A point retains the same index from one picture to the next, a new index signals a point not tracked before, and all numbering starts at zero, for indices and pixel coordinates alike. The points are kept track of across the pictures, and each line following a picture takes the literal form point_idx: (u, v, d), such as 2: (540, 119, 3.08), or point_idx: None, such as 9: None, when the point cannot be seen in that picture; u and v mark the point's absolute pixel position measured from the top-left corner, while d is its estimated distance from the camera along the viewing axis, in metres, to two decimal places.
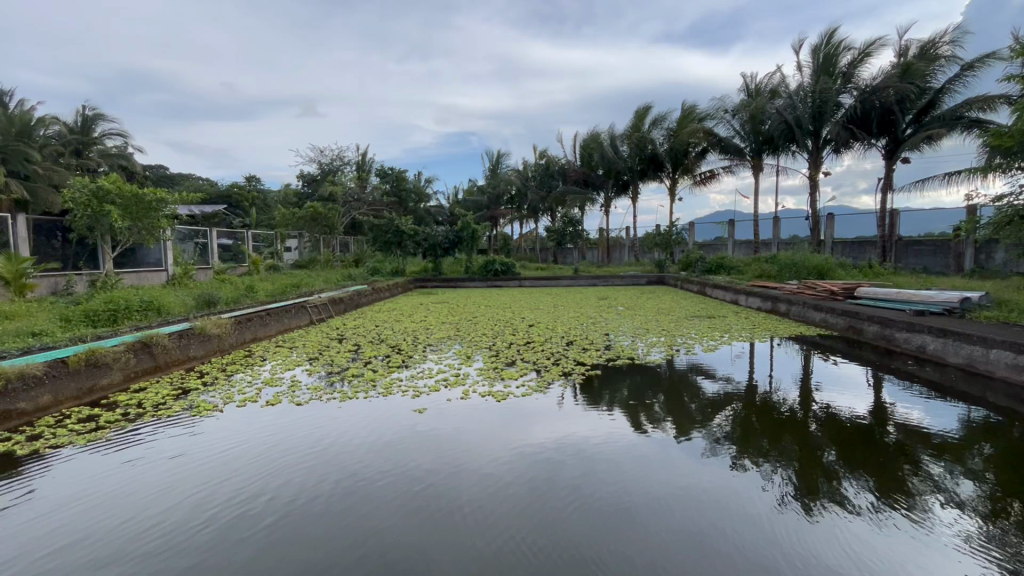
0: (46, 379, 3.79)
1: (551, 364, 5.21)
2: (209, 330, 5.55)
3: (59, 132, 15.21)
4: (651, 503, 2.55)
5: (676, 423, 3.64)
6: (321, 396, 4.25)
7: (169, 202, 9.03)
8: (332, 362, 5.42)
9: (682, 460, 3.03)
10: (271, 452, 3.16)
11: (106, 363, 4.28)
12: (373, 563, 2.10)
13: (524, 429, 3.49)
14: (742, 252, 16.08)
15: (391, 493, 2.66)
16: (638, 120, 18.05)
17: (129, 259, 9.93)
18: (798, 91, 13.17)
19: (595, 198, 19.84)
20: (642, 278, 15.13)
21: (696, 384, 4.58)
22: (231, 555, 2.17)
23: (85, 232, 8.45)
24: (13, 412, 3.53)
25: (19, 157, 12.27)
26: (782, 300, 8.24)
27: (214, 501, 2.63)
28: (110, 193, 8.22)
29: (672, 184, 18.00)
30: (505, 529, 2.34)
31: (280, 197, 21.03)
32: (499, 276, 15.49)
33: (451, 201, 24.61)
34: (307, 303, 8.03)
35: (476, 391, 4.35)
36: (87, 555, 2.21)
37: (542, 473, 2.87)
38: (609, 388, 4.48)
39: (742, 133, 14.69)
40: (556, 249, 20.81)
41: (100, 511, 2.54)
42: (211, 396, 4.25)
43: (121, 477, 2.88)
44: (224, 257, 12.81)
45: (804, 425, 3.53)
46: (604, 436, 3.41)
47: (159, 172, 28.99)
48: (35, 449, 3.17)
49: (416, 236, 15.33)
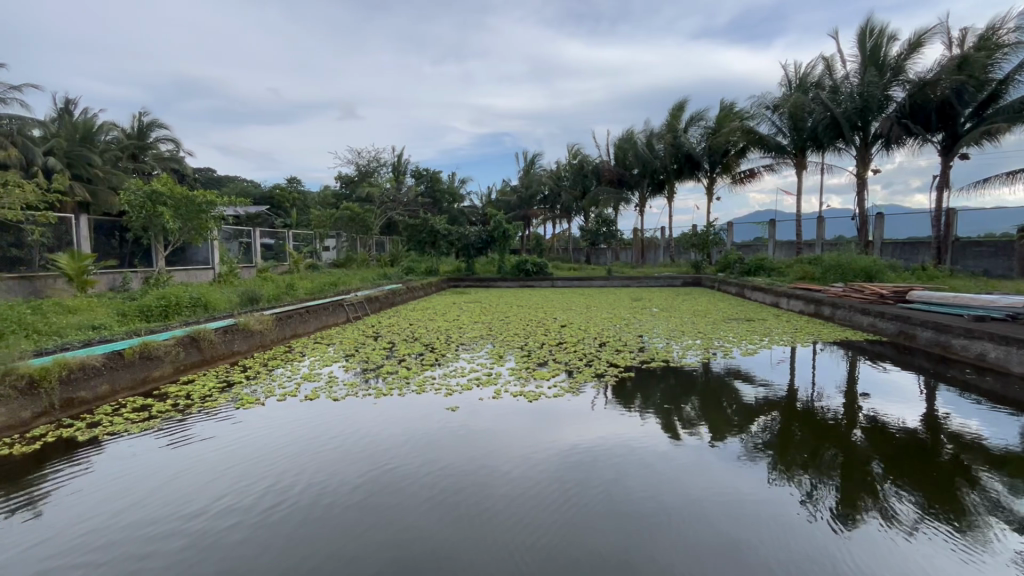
0: (105, 370, 4.04)
1: (584, 366, 5.18)
2: (252, 326, 5.77)
3: (118, 137, 16.16)
4: (685, 509, 2.50)
5: (712, 428, 3.55)
6: (357, 392, 4.34)
7: (216, 204, 9.41)
8: (367, 359, 5.55)
9: (717, 467, 2.94)
10: (308, 444, 3.26)
11: (158, 355, 4.51)
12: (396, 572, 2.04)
13: (556, 430, 3.48)
14: (784, 253, 15.53)
15: (423, 489, 2.69)
16: (674, 119, 17.72)
17: (180, 257, 10.43)
18: (845, 85, 12.62)
19: (630, 198, 19.54)
20: (678, 279, 14.84)
21: (733, 388, 4.47)
22: (262, 550, 2.20)
23: (140, 231, 8.95)
24: (75, 400, 3.78)
25: (82, 161, 13.15)
26: (826, 303, 7.92)
27: (245, 494, 2.66)
28: (163, 195, 8.68)
29: (709, 184, 17.58)
30: (532, 540, 2.26)
31: (320, 198, 21.67)
32: (532, 276, 15.47)
33: (485, 202, 24.79)
34: (344, 301, 8.23)
35: (508, 391, 4.36)
36: (126, 541, 2.27)
37: (572, 480, 2.80)
38: (641, 390, 4.41)
39: (785, 130, 14.15)
40: (589, 249, 20.58)
41: (137, 499, 2.60)
42: (254, 389, 4.42)
43: (167, 461, 3.02)
44: (266, 256, 13.30)
45: (848, 435, 3.37)
46: (636, 439, 3.36)
47: (206, 173, 30.39)
48: (95, 435, 3.37)
49: (450, 235, 15.50)
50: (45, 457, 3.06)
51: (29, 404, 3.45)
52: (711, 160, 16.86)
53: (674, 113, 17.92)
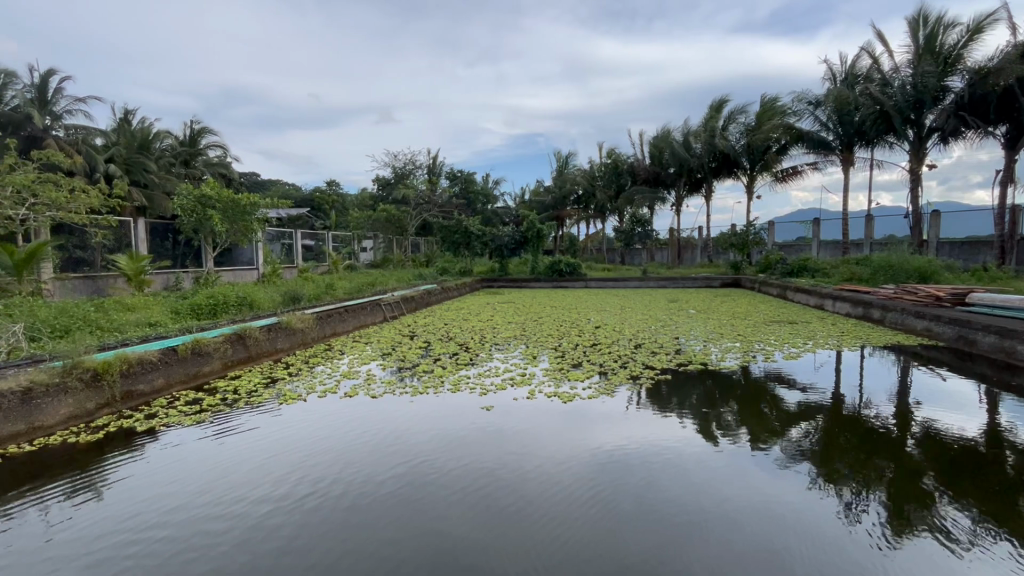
0: (160, 364, 4.26)
1: (619, 367, 5.12)
2: (295, 324, 5.98)
3: (172, 144, 17.05)
4: (722, 517, 2.43)
5: (751, 434, 3.45)
6: (394, 389, 4.45)
7: (260, 206, 9.78)
8: (403, 358, 5.65)
9: (759, 474, 2.85)
10: (346, 439, 3.34)
11: (208, 352, 4.74)
12: (428, 570, 2.04)
13: (590, 432, 3.45)
14: (829, 254, 14.90)
15: (455, 487, 2.72)
16: (712, 116, 17.30)
17: (227, 258, 10.91)
18: (896, 77, 12.04)
19: (666, 197, 19.17)
20: (715, 280, 14.46)
21: (775, 392, 4.32)
22: (299, 540, 2.26)
23: (191, 233, 9.43)
24: (134, 392, 4.00)
25: (140, 168, 14.10)
26: (875, 305, 7.55)
27: (285, 485, 2.76)
28: (212, 199, 9.11)
29: (749, 182, 17.06)
30: (565, 543, 2.23)
31: (358, 200, 22.20)
32: (565, 276, 15.38)
33: (519, 202, 24.81)
34: (381, 301, 8.42)
35: (543, 391, 4.36)
36: (176, 526, 2.38)
37: (605, 485, 2.75)
38: (678, 394, 4.32)
39: (831, 125, 13.53)
40: (623, 250, 20.27)
41: (185, 487, 2.73)
42: (296, 385, 4.59)
43: (215, 452, 3.17)
44: (307, 257, 13.74)
45: (900, 445, 3.20)
46: (673, 443, 3.29)
47: (252, 177, 31.71)
48: (152, 426, 3.57)
49: (484, 236, 15.61)
50: (108, 445, 3.26)
51: (94, 395, 3.69)
52: (752, 157, 16.34)
53: (713, 110, 17.48)
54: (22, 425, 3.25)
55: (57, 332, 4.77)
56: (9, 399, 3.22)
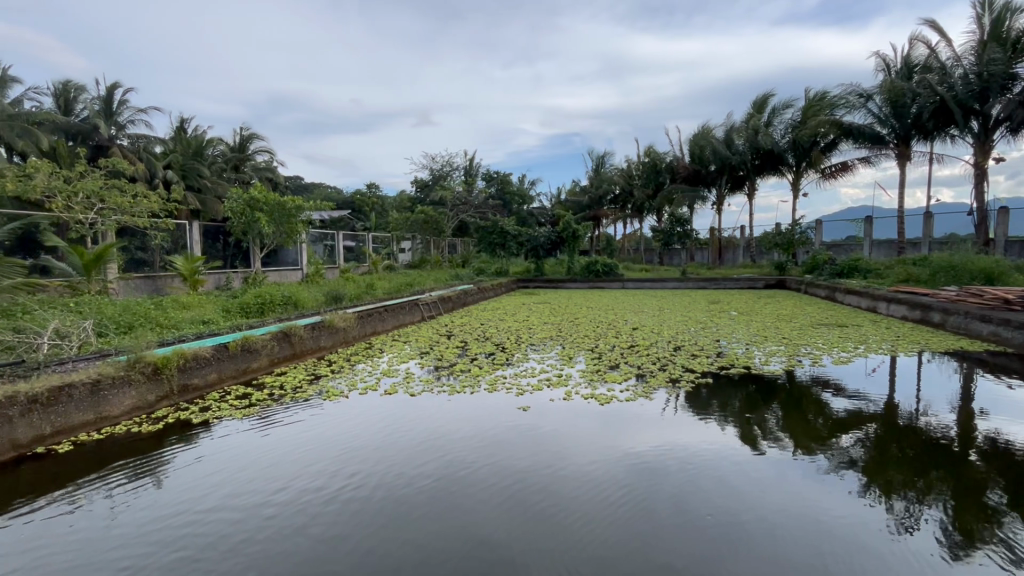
0: (213, 360, 4.48)
1: (657, 370, 5.02)
2: (337, 323, 6.16)
3: (223, 151, 17.92)
4: (763, 526, 2.35)
5: (797, 440, 3.31)
6: (432, 388, 4.52)
7: (304, 209, 10.14)
8: (440, 357, 5.73)
9: (804, 482, 2.73)
10: (384, 436, 3.41)
11: (256, 349, 4.95)
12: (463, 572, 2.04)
13: (628, 435, 3.40)
14: (883, 254, 14.15)
15: (490, 487, 2.73)
16: (755, 112, 16.75)
17: (273, 259, 11.36)
18: (957, 66, 11.33)
19: (707, 195, 18.67)
20: (758, 282, 13.97)
21: (822, 398, 4.14)
22: (339, 530, 2.34)
23: (241, 235, 9.86)
24: (190, 386, 4.22)
25: (194, 173, 14.88)
26: (935, 308, 7.11)
27: (327, 478, 2.84)
28: (260, 202, 9.51)
29: (795, 180, 16.40)
30: (601, 549, 2.19)
31: (396, 202, 22.65)
32: (601, 277, 15.22)
33: (555, 203, 24.73)
34: (419, 301, 8.58)
35: (579, 393, 4.33)
36: (225, 514, 2.49)
37: (642, 491, 2.68)
38: (719, 398, 4.20)
39: (886, 117, 12.73)
40: (661, 250, 19.87)
41: (235, 477, 2.86)
42: (338, 382, 4.73)
43: (263, 444, 3.30)
44: (348, 258, 14.14)
45: (961, 457, 3.01)
46: (712, 449, 3.20)
47: (297, 181, 32.93)
48: (206, 418, 3.75)
49: (520, 237, 15.63)
50: (166, 435, 3.46)
51: (154, 388, 3.92)
52: (798, 153, 15.71)
53: (756, 106, 16.92)
54: (91, 415, 3.48)
55: (121, 328, 5.09)
56: (80, 389, 3.46)
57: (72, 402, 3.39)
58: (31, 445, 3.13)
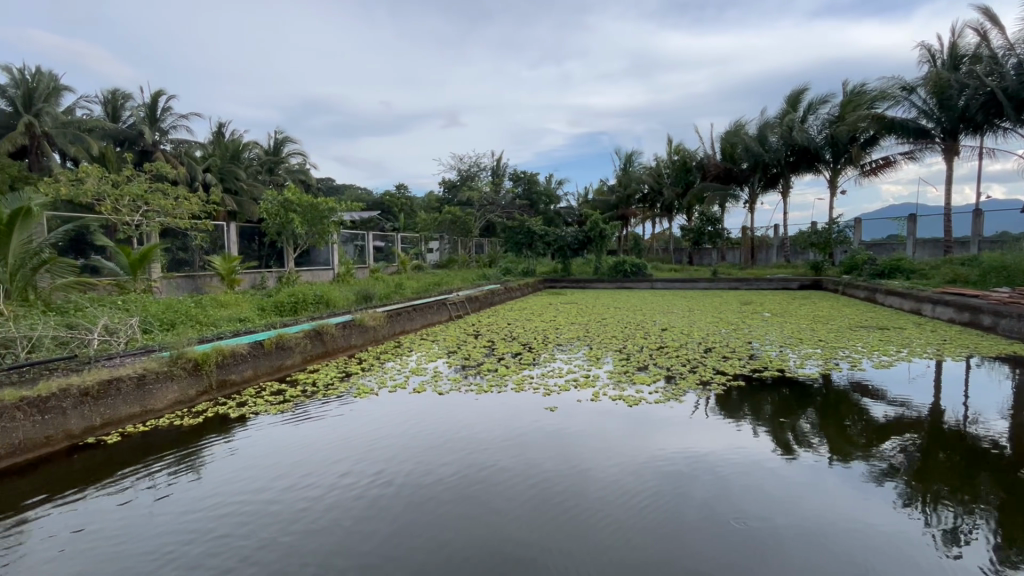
0: (250, 356, 4.63)
1: (687, 372, 4.93)
2: (367, 322, 6.28)
3: (259, 154, 18.51)
4: (797, 533, 2.28)
5: (833, 446, 3.20)
6: (460, 387, 4.55)
7: (336, 211, 10.38)
8: (468, 356, 5.77)
9: (840, 490, 2.64)
10: (411, 433, 3.46)
11: (290, 346, 5.08)
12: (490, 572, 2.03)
13: (657, 437, 3.35)
14: (928, 254, 13.52)
15: (516, 485, 2.73)
16: (790, 108, 16.27)
17: (306, 259, 11.65)
18: (1009, 55, 10.74)
19: (739, 194, 18.23)
20: (793, 282, 13.55)
21: (860, 404, 3.98)
22: (367, 524, 2.38)
23: (275, 236, 10.17)
24: (227, 381, 4.37)
25: (232, 176, 15.48)
26: (985, 311, 6.76)
27: (355, 472, 2.90)
28: (294, 204, 9.79)
29: (832, 177, 15.84)
30: (629, 553, 2.16)
31: (425, 203, 22.92)
32: (630, 277, 15.06)
33: (582, 202, 24.61)
34: (447, 301, 8.67)
35: (607, 394, 4.29)
36: (261, 504, 2.57)
37: (671, 496, 2.63)
38: (751, 402, 4.10)
39: (931, 110, 12.23)
40: (692, 250, 19.51)
41: (269, 468, 2.95)
42: (368, 380, 4.82)
43: (296, 438, 3.40)
44: (378, 258, 14.40)
45: (1013, 467, 2.84)
46: (744, 453, 3.12)
47: (328, 182, 33.74)
48: (242, 413, 3.88)
49: (547, 237, 15.61)
50: (206, 428, 3.59)
51: (194, 382, 4.08)
52: (835, 149, 15.18)
53: (791, 101, 16.43)
54: (136, 407, 3.65)
55: (165, 325, 5.32)
56: (127, 382, 3.63)
57: (119, 395, 3.56)
58: (82, 435, 3.30)
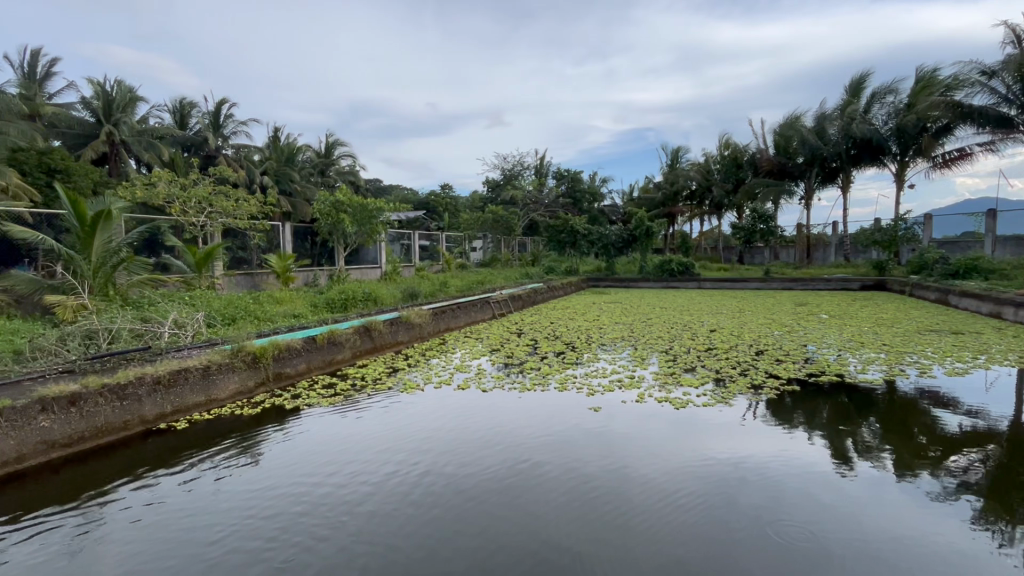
0: (303, 351, 4.83)
1: (737, 375, 4.76)
2: (413, 319, 6.43)
3: (312, 157, 19.28)
4: (856, 549, 2.15)
5: (899, 459, 2.99)
6: (504, 384, 4.59)
7: (384, 211, 10.67)
8: (511, 354, 5.80)
9: (904, 505, 2.47)
10: (455, 429, 3.52)
11: (341, 342, 5.27)
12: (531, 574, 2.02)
13: (704, 442, 3.25)
14: (1009, 252, 12.43)
15: (558, 485, 2.73)
16: (852, 97, 15.34)
17: (355, 258, 12.05)
18: None
19: (794, 189, 17.39)
20: (854, 283, 12.79)
21: (929, 414, 3.71)
22: (410, 517, 2.43)
23: (327, 235, 10.58)
24: (283, 374, 4.59)
25: (287, 178, 16.28)
26: None
27: (400, 466, 2.97)
28: (344, 204, 10.15)
29: (899, 170, 14.84)
30: (674, 560, 2.10)
31: (469, 202, 23.19)
32: (677, 276, 14.67)
33: (627, 200, 24.17)
34: (491, 299, 8.75)
35: (653, 395, 4.20)
36: (312, 492, 2.69)
37: (720, 502, 2.55)
38: (806, 408, 3.91)
39: (1015, 96, 11.23)
40: (742, 248, 18.80)
41: (321, 459, 3.08)
42: (415, 375, 4.93)
43: (346, 430, 3.52)
44: (423, 257, 14.69)
45: None
46: (798, 462, 2.97)
47: (376, 181, 34.77)
48: (296, 405, 4.06)
49: (591, 235, 15.48)
50: (264, 418, 3.78)
51: (253, 374, 4.31)
52: (902, 140, 14.20)
53: (853, 90, 15.49)
54: (202, 396, 3.89)
55: (227, 320, 5.64)
56: (194, 372, 3.88)
57: (187, 385, 3.80)
58: (155, 421, 3.56)
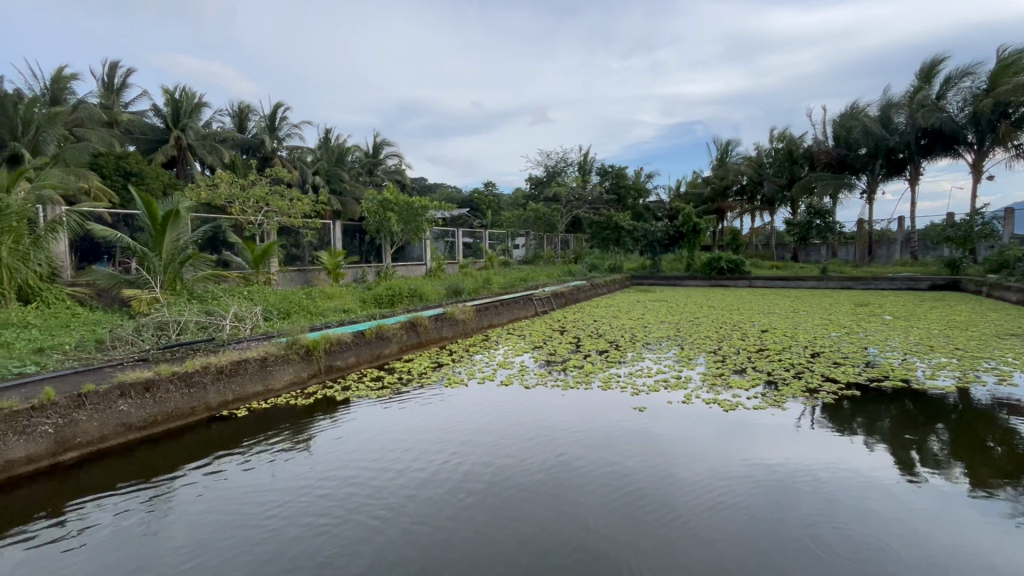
0: (353, 344, 5.01)
1: (790, 377, 4.56)
2: (457, 315, 6.55)
3: (360, 157, 19.89)
4: (921, 565, 2.02)
5: (972, 472, 2.78)
6: (546, 382, 4.60)
7: (429, 209, 10.88)
8: (553, 352, 5.79)
9: (980, 522, 2.29)
10: (498, 425, 3.54)
11: (388, 336, 5.42)
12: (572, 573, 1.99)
13: (756, 447, 3.12)
14: None
15: (600, 484, 2.70)
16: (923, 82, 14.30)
17: (401, 255, 12.35)
18: None
19: (855, 183, 16.42)
20: (922, 282, 11.95)
21: (1007, 424, 3.43)
22: (454, 507, 2.48)
23: (374, 233, 10.90)
24: (333, 366, 4.77)
25: (337, 178, 16.89)
26: None
27: (443, 458, 3.02)
28: (391, 202, 10.43)
29: (975, 160, 13.73)
30: (720, 567, 2.03)
31: (511, 200, 23.27)
32: (725, 275, 14.12)
33: (673, 195, 23.53)
34: (534, 296, 8.77)
35: (700, 396, 4.09)
36: (360, 478, 2.78)
37: (770, 508, 2.46)
38: (866, 414, 3.69)
39: None
40: (797, 245, 17.92)
41: (368, 448, 3.18)
42: (458, 370, 5.01)
43: (391, 422, 3.61)
44: (466, 254, 14.88)
45: None
46: (859, 471, 2.81)
47: (420, 180, 35.45)
48: (345, 397, 4.21)
49: (636, 231, 15.26)
50: (316, 408, 3.95)
51: (306, 366, 4.50)
52: (980, 127, 13.12)
53: (925, 74, 14.43)
54: (260, 386, 4.10)
55: (282, 314, 5.93)
56: (252, 363, 4.10)
57: (247, 374, 4.02)
58: (218, 408, 3.78)
